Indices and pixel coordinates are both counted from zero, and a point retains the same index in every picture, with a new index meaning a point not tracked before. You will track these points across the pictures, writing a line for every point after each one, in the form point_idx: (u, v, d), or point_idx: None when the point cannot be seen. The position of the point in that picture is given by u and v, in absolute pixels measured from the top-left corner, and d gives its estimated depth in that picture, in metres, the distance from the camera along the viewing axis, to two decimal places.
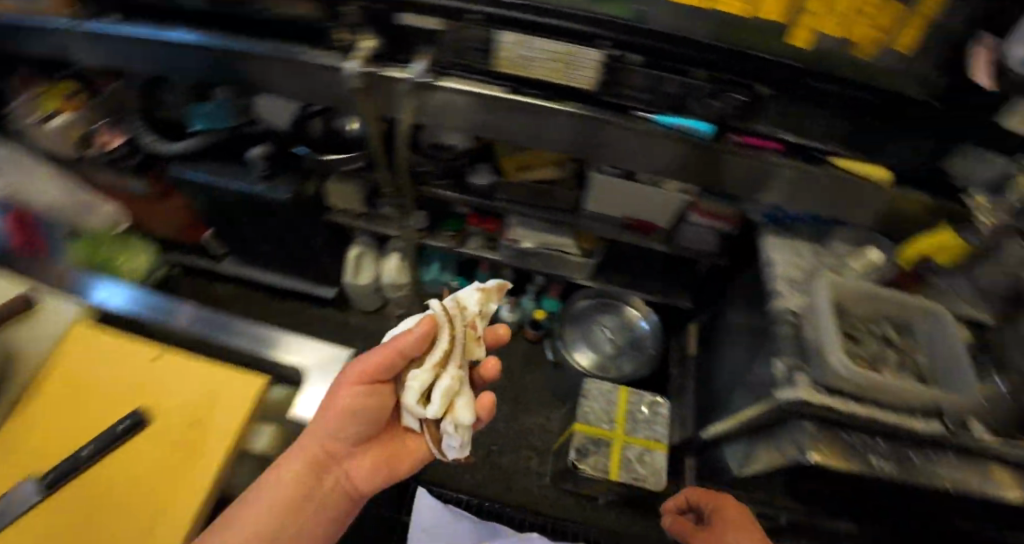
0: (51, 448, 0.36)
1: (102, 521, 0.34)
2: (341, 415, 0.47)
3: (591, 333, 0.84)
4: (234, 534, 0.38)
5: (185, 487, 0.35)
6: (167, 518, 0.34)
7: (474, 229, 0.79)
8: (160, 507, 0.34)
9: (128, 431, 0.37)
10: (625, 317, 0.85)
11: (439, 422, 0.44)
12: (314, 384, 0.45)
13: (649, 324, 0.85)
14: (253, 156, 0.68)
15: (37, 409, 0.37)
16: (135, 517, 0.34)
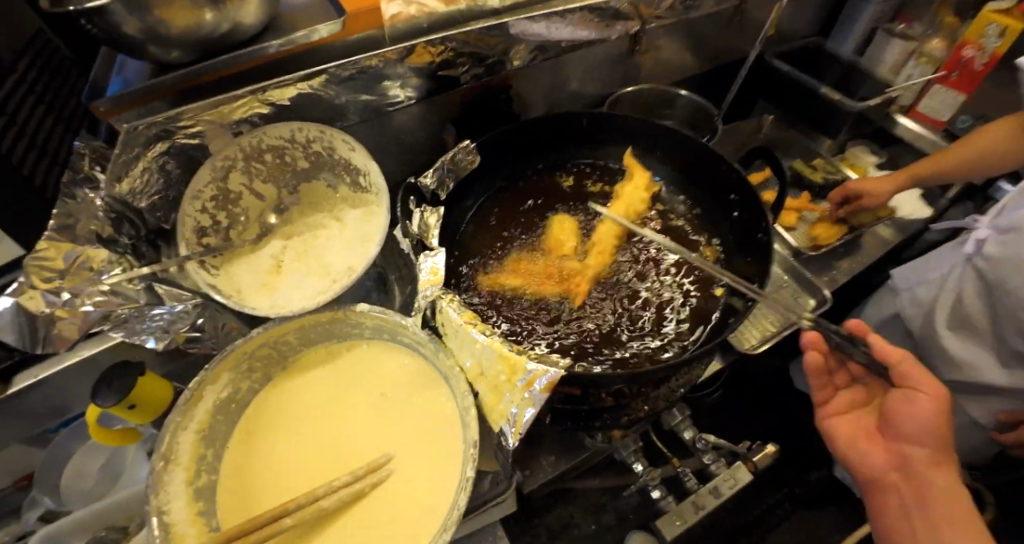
0: (283, 465, 0.59)
1: (325, 518, 0.55)
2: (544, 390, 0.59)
3: None
4: (418, 500, 0.55)
5: (376, 482, 0.56)
6: (355, 506, 0.55)
7: (505, 234, 0.75)
8: (362, 507, 0.55)
9: (330, 418, 0.62)
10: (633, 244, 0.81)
11: (534, 413, 0.51)
12: (487, 394, 0.55)
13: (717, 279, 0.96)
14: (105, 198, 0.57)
15: (251, 455, 0.60)
16: (341, 513, 0.55)
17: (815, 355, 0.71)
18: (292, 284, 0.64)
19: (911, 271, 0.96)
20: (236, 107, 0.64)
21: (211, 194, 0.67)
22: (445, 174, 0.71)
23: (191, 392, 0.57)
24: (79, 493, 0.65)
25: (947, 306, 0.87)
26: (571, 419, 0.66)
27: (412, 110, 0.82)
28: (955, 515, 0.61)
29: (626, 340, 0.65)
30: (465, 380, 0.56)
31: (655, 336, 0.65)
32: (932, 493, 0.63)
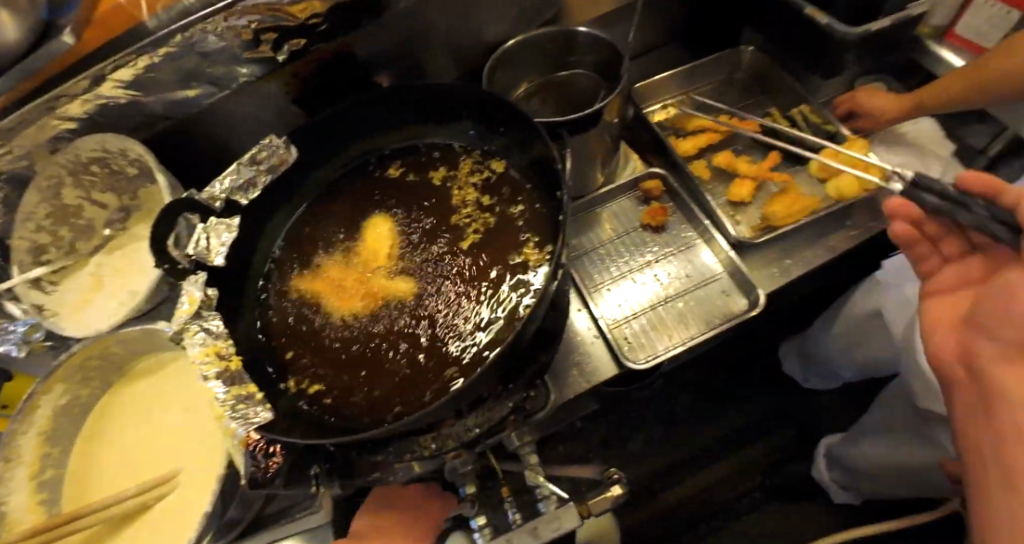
0: (115, 466, 0.67)
1: (122, 523, 0.61)
2: (300, 420, 0.57)
3: (592, 318, 0.77)
4: (193, 520, 0.59)
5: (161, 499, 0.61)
6: (144, 517, 0.61)
7: (327, 242, 0.71)
8: (149, 520, 0.61)
9: (153, 426, 0.67)
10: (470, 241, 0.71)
11: None
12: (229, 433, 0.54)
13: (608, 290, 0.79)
14: None
15: (93, 455, 0.68)
16: (134, 521, 0.61)
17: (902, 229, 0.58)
18: (109, 299, 0.67)
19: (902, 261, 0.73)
20: (37, 131, 0.63)
21: (46, 212, 0.69)
22: (248, 175, 0.65)
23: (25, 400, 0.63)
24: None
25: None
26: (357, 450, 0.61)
27: (257, 98, 0.76)
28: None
29: (404, 371, 0.59)
30: None
31: (434, 365, 0.59)
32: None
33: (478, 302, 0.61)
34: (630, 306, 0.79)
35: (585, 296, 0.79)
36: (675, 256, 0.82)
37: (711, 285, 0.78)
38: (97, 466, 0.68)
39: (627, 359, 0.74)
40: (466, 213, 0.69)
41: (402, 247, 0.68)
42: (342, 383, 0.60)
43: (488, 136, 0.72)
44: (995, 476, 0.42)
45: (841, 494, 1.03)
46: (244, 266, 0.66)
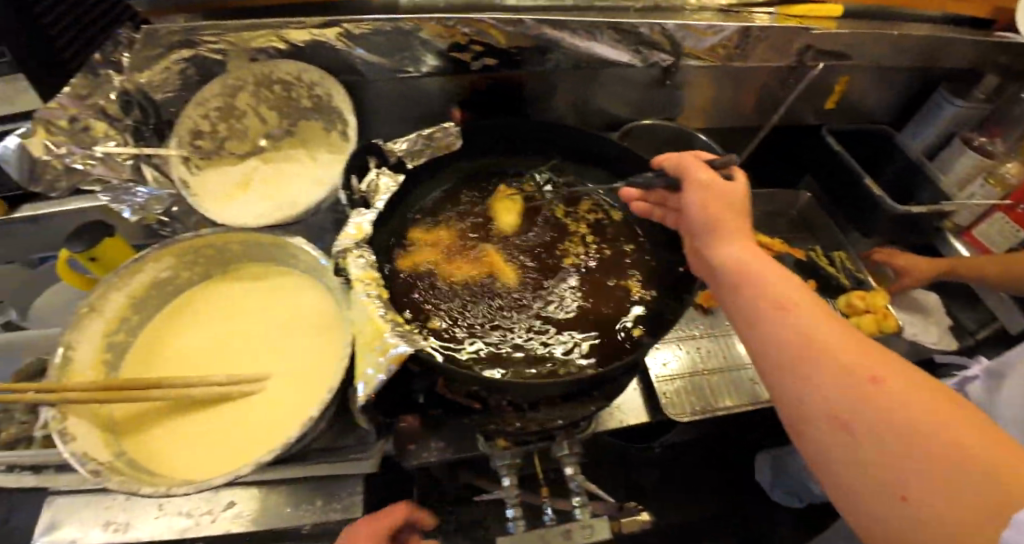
0: (184, 352, 0.67)
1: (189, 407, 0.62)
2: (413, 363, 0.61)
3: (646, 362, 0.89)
4: (267, 425, 0.60)
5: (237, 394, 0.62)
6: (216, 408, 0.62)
7: (452, 217, 0.77)
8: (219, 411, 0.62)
9: (238, 326, 0.69)
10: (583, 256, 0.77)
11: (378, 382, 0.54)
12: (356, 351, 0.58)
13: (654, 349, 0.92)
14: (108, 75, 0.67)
15: (165, 333, 0.69)
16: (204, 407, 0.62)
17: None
18: (250, 200, 0.71)
19: None
20: (254, 37, 0.71)
21: (216, 105, 0.75)
22: (417, 144, 0.74)
23: (139, 261, 0.65)
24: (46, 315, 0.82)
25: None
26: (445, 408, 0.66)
27: (428, 84, 0.86)
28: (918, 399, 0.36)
29: (516, 347, 0.64)
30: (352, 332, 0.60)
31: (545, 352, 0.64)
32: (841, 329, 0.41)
33: (585, 313, 0.68)
34: (672, 367, 0.90)
35: None
36: (716, 337, 0.95)
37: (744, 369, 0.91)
38: (164, 346, 0.68)
39: (665, 405, 0.84)
40: (582, 237, 0.77)
41: (520, 245, 0.75)
42: (452, 340, 0.63)
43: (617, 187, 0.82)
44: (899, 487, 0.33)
45: None
46: (387, 212, 0.72)
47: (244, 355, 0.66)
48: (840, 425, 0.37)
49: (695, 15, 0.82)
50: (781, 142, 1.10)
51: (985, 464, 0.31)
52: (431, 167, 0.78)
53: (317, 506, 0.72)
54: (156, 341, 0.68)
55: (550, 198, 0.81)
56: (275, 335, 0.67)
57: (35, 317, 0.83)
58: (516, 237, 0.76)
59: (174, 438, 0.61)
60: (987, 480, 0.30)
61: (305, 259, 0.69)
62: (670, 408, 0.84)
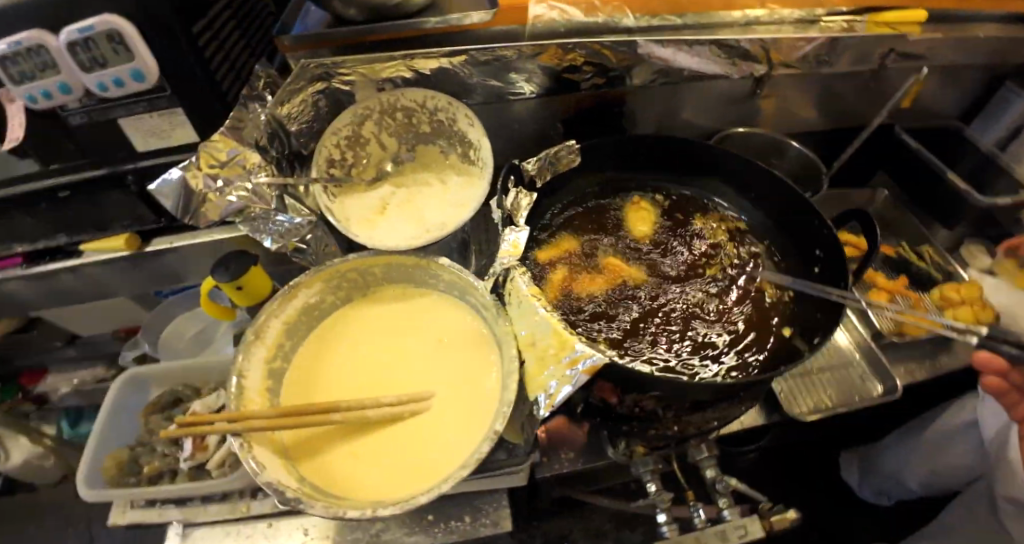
0: (341, 372, 0.68)
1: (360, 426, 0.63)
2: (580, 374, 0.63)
3: None
4: (441, 442, 0.61)
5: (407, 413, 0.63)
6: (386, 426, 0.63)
7: (579, 232, 0.79)
8: (391, 429, 0.63)
9: (390, 346, 0.71)
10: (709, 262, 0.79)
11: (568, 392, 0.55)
12: (534, 364, 0.60)
13: None
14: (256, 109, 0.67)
15: (317, 355, 0.70)
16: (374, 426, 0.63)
17: (992, 380, 0.73)
18: (391, 224, 0.73)
19: None
20: (387, 67, 0.73)
21: (345, 134, 0.77)
22: (546, 163, 0.77)
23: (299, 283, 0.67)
24: (174, 347, 0.83)
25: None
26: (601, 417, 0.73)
27: (531, 104, 0.90)
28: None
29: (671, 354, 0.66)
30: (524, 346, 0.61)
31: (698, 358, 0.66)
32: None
33: (728, 321, 0.70)
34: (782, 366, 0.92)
35: None
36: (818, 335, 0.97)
37: (852, 366, 0.92)
38: (317, 368, 0.69)
39: (783, 401, 0.87)
40: (706, 246, 0.79)
41: (648, 256, 0.77)
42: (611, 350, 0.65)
43: (732, 197, 0.84)
44: None
45: None
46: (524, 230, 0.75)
47: (403, 374, 0.68)
48: None
49: (791, 27, 0.86)
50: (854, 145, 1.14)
51: None
52: (554, 186, 0.81)
53: (467, 523, 0.73)
54: (311, 363, 0.69)
55: (668, 210, 0.83)
56: (431, 354, 0.69)
57: (163, 348, 0.84)
58: (643, 248, 0.78)
59: (348, 460, 0.61)
60: None
61: (453, 279, 0.71)
62: (790, 407, 0.86)
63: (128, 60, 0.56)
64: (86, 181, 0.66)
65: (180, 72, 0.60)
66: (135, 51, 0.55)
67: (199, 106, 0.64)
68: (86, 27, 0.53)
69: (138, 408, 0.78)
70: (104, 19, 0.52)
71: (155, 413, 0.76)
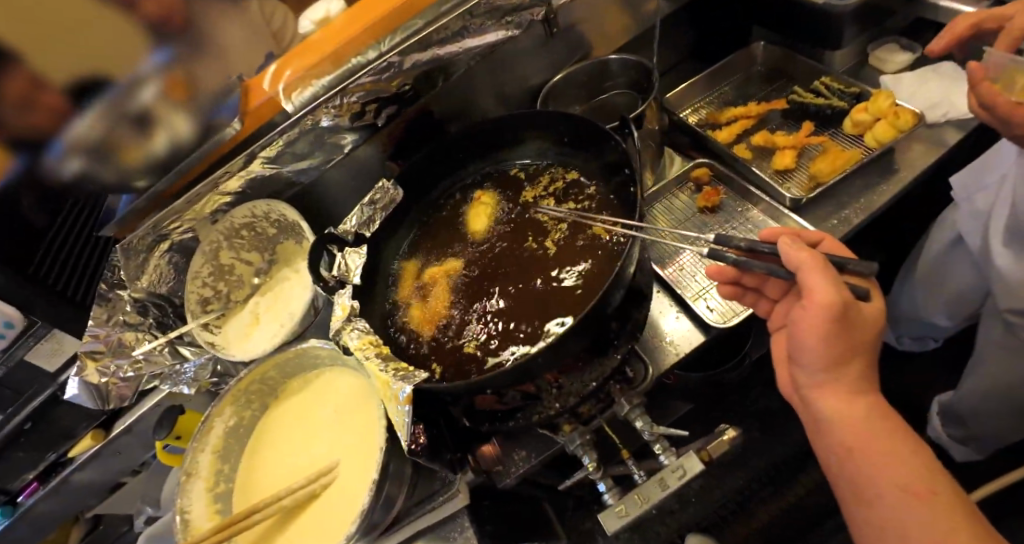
0: (272, 475, 0.77)
1: (288, 517, 0.70)
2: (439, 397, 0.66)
3: (679, 281, 0.87)
4: (351, 504, 0.67)
5: (320, 490, 0.70)
6: (308, 508, 0.70)
7: (426, 256, 0.82)
8: (313, 510, 0.69)
9: (305, 433, 0.78)
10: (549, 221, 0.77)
11: (406, 425, 0.59)
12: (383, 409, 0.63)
13: (678, 268, 0.89)
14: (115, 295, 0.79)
15: (251, 468, 0.78)
16: (300, 511, 0.70)
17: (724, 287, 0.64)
18: (265, 330, 0.81)
19: (968, 175, 0.77)
20: (205, 204, 0.82)
21: (208, 271, 0.86)
22: (366, 212, 0.79)
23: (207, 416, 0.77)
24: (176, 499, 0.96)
25: (1001, 226, 0.70)
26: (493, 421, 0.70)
27: (358, 159, 0.94)
28: (885, 416, 0.48)
29: (504, 334, 0.66)
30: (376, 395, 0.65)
31: (529, 328, 0.66)
32: (807, 341, 0.47)
33: (569, 276, 0.69)
34: (705, 278, 0.87)
35: (665, 280, 0.87)
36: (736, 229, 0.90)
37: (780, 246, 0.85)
38: (255, 477, 0.77)
39: (710, 315, 0.82)
40: (541, 209, 0.78)
41: (488, 247, 0.78)
42: (452, 353, 0.68)
43: (556, 150, 0.81)
44: (840, 463, 0.48)
45: (963, 453, 0.95)
46: (372, 283, 0.79)
47: (318, 455, 0.74)
48: (822, 420, 0.49)
49: None
50: (719, 15, 1.06)
51: (905, 495, 0.43)
52: (392, 227, 0.84)
53: None
54: (249, 476, 0.78)
55: (501, 191, 0.83)
56: (335, 427, 0.75)
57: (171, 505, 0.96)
58: (482, 242, 0.79)
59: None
60: (902, 497, 0.43)
61: (328, 352, 0.77)
62: (722, 320, 0.81)
63: None
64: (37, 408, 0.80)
65: (28, 300, 0.72)
66: None
67: (59, 317, 0.76)
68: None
69: None
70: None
71: None
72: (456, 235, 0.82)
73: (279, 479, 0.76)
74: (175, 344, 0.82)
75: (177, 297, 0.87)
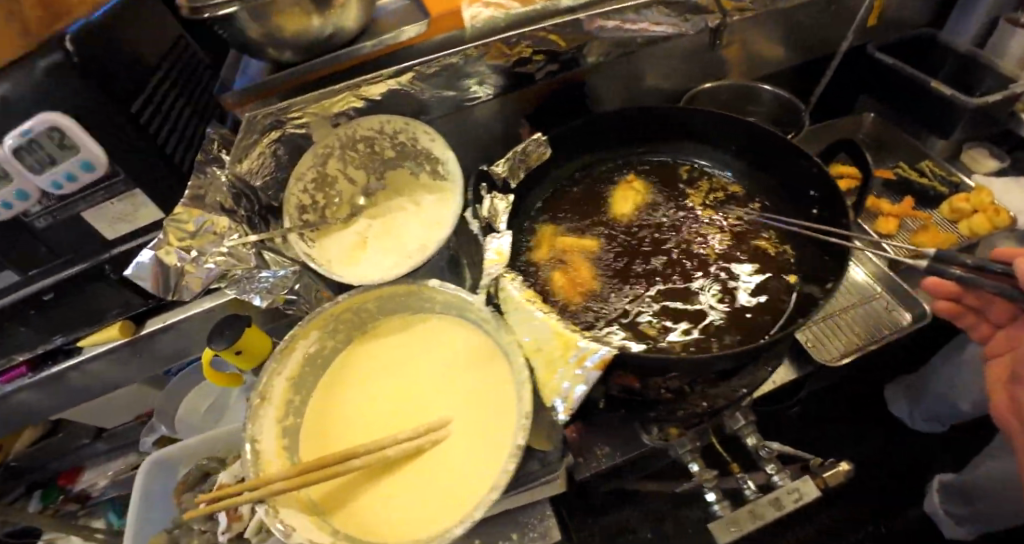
0: (354, 418, 0.67)
1: (381, 469, 0.61)
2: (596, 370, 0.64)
3: None
4: (470, 468, 0.59)
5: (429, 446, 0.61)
6: (409, 463, 0.61)
7: (563, 224, 0.78)
8: (414, 466, 0.60)
9: (401, 379, 0.69)
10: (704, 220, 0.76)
11: (581, 391, 0.54)
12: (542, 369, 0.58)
13: None
14: (214, 173, 0.67)
15: (326, 406, 0.68)
16: (399, 464, 0.61)
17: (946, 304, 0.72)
18: (373, 257, 0.72)
19: None
20: (337, 102, 0.72)
21: (311, 176, 0.76)
22: (512, 162, 0.74)
23: (289, 337, 0.66)
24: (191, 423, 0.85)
25: None
26: (627, 407, 0.67)
27: (491, 109, 0.88)
28: None
29: (670, 321, 0.66)
30: (532, 353, 0.59)
31: (699, 320, 0.65)
32: None
33: (737, 280, 0.70)
34: None
35: None
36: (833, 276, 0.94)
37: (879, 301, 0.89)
38: (329, 417, 0.67)
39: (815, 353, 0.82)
40: (697, 208, 0.78)
41: (637, 232, 0.76)
42: (609, 325, 0.66)
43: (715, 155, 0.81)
44: None
45: (958, 532, 1.03)
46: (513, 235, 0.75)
47: (419, 407, 0.66)
48: None
49: None
50: (839, 77, 1.10)
51: None
52: (530, 184, 0.79)
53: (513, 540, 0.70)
54: (322, 414, 0.67)
55: (649, 180, 0.82)
56: (444, 380, 0.67)
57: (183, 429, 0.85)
58: (630, 226, 0.78)
59: (376, 505, 0.59)
60: None
61: (447, 297, 0.70)
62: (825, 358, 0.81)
63: (80, 154, 0.55)
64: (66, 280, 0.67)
65: (122, 150, 0.59)
66: (82, 142, 0.54)
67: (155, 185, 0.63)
68: (24, 131, 0.51)
69: (167, 491, 0.79)
70: (39, 119, 0.51)
71: (187, 492, 0.77)
72: (600, 210, 0.80)
73: (361, 425, 0.66)
74: (262, 246, 0.71)
75: (267, 195, 0.76)
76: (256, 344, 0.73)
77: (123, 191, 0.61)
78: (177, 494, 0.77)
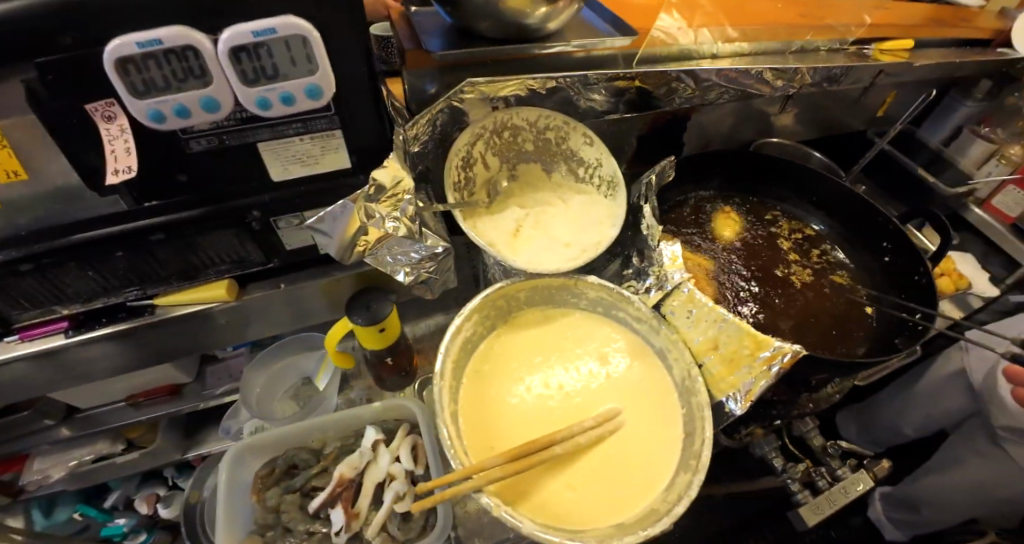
0: (513, 405, 0.66)
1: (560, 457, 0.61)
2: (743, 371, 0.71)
3: None
4: (652, 454, 0.62)
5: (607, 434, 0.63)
6: (589, 450, 0.62)
7: (680, 240, 0.86)
8: (594, 453, 0.62)
9: (554, 368, 0.69)
10: (793, 254, 0.90)
11: (765, 383, 0.60)
12: (721, 365, 0.65)
13: None
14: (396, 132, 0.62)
15: (482, 392, 0.66)
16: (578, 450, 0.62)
17: None
18: (534, 246, 0.72)
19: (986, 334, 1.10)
20: (507, 86, 0.70)
21: (462, 155, 0.74)
22: (660, 177, 0.79)
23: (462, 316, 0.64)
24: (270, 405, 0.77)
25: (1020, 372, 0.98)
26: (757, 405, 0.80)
27: (605, 125, 0.92)
28: None
29: (792, 336, 0.77)
30: (713, 351, 0.66)
31: (812, 337, 0.78)
32: None
33: (831, 307, 0.84)
34: None
35: None
36: None
37: None
38: (488, 403, 0.65)
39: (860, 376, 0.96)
40: (786, 243, 0.91)
41: (743, 256, 0.87)
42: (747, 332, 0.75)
43: (796, 201, 0.96)
44: None
45: (893, 534, 1.27)
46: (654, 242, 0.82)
47: (580, 396, 0.67)
48: None
49: (828, 54, 0.93)
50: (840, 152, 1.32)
51: None
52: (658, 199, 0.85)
53: None
54: (481, 399, 0.65)
55: (743, 214, 0.93)
56: (600, 372, 0.69)
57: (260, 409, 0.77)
58: (736, 249, 0.88)
59: (564, 490, 0.59)
60: None
61: (600, 296, 0.72)
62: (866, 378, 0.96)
63: (306, 73, 0.48)
64: (188, 221, 0.57)
65: (350, 87, 0.52)
66: (320, 61, 0.47)
67: (357, 131, 0.56)
68: (264, 30, 0.43)
69: (246, 486, 0.69)
70: (290, 23, 0.44)
71: (273, 487, 0.68)
72: (708, 231, 0.89)
73: (524, 411, 0.65)
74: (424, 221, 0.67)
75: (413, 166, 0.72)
76: (393, 323, 0.68)
77: (317, 132, 0.54)
78: (259, 490, 0.68)
